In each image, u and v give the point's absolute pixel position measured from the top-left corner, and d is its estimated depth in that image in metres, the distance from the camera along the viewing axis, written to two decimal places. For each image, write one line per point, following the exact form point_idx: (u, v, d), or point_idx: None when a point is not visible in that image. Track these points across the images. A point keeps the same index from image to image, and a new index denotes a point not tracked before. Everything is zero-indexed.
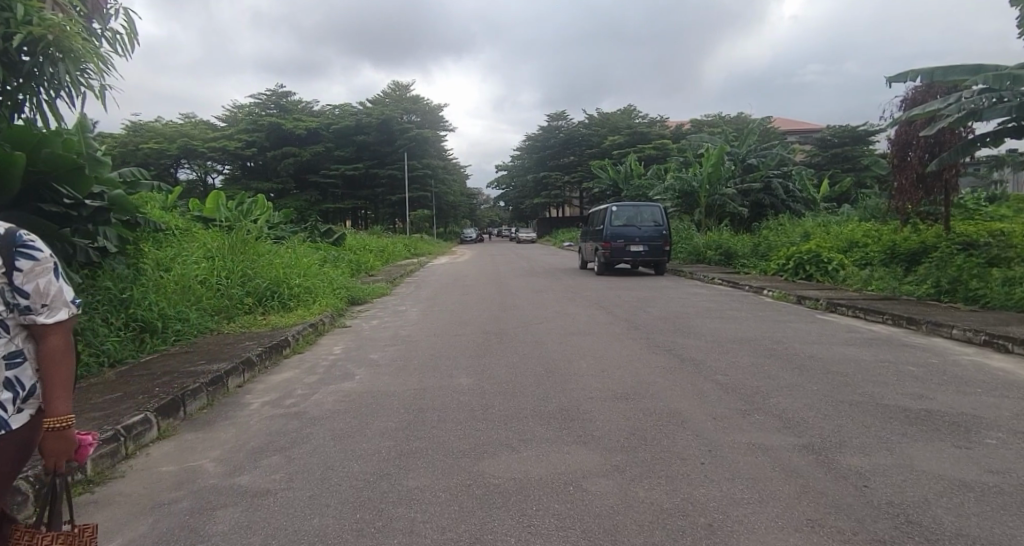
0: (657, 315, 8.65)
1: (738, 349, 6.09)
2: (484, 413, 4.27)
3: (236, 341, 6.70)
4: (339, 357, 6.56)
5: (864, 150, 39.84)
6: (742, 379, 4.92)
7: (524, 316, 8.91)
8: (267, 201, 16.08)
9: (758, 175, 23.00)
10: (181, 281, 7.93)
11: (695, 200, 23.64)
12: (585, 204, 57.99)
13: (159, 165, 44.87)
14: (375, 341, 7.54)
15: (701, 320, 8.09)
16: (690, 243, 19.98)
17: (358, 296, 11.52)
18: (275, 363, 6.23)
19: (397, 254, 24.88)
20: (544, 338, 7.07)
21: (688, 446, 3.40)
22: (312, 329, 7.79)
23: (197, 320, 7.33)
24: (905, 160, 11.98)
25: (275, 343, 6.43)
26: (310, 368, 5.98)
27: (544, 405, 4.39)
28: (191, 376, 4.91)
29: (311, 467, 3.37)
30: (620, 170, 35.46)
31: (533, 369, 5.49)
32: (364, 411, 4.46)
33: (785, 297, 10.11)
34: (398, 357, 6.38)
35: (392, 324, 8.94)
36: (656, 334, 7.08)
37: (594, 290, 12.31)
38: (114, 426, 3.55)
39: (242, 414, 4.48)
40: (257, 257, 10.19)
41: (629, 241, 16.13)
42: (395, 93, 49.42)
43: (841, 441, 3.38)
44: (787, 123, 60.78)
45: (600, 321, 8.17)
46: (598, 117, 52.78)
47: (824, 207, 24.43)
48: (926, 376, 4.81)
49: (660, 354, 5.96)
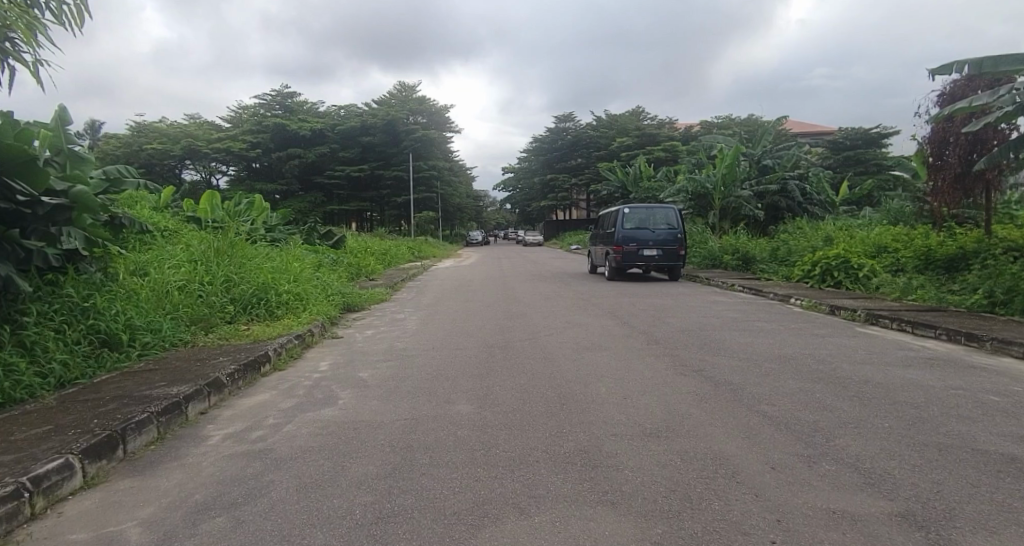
0: (677, 327, 7.87)
1: (779, 371, 5.30)
2: (487, 456, 3.49)
3: (211, 356, 5.97)
4: (324, 375, 5.82)
5: (877, 153, 39.04)
6: (794, 410, 4.12)
7: (532, 327, 8.16)
8: (263, 201, 15.40)
9: (775, 177, 22.12)
10: (157, 288, 7.24)
11: (709, 202, 22.76)
12: (592, 206, 57.25)
13: (163, 166, 44.52)
14: (368, 355, 6.77)
15: (727, 334, 7.30)
16: (704, 247, 19.18)
17: (353, 303, 10.80)
18: (251, 383, 5.49)
19: (399, 256, 24.18)
20: (556, 354, 6.29)
21: (751, 515, 2.60)
22: (298, 342, 7.07)
23: (172, 332, 6.63)
24: (944, 158, 11.12)
25: (251, 359, 5.70)
26: (288, 390, 5.23)
27: (559, 445, 3.61)
28: (142, 402, 4.16)
29: (261, 536, 2.61)
30: (630, 171, 34.63)
31: (545, 396, 4.71)
32: (343, 450, 3.69)
33: (817, 307, 9.30)
34: (389, 377, 5.64)
35: (388, 335, 8.17)
36: (681, 351, 6.28)
37: (606, 298, 11.52)
38: (18, 477, 2.79)
39: (195, 451, 3.72)
40: (245, 261, 9.47)
41: (642, 244, 15.31)
42: (401, 93, 48.77)
43: (953, 510, 2.57)
44: (798, 126, 60.05)
45: (617, 334, 7.37)
46: (607, 118, 51.98)
47: (843, 211, 23.61)
48: (1017, 410, 4.01)
49: (690, 376, 5.17)
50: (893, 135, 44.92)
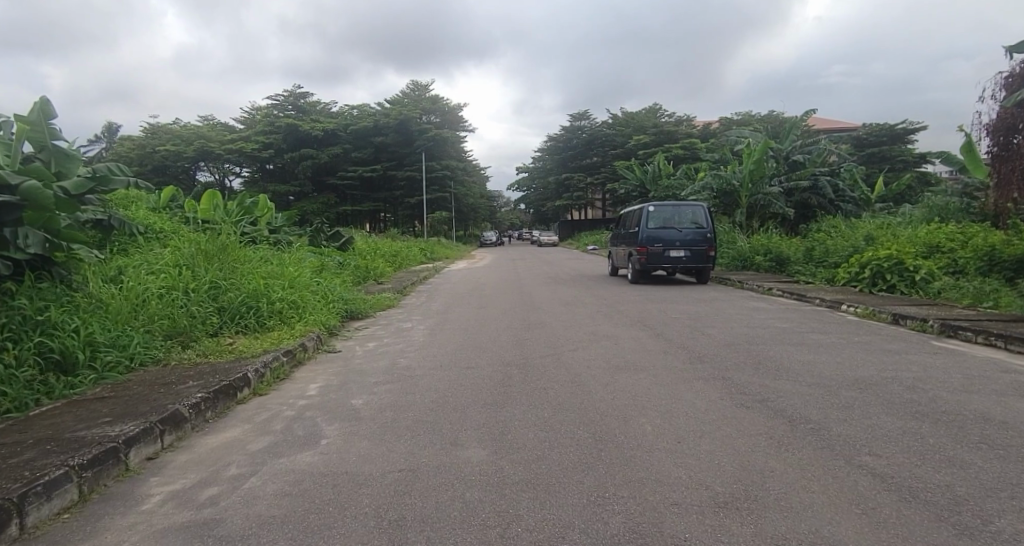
0: (721, 341, 6.86)
1: (867, 403, 4.27)
2: (505, 540, 2.51)
3: (180, 378, 5.07)
4: (311, 403, 4.91)
5: (904, 149, 37.62)
6: (916, 467, 3.08)
7: (553, 339, 7.20)
8: (267, 200, 14.64)
9: (806, 173, 20.94)
10: (130, 299, 6.40)
11: (735, 200, 21.63)
12: (608, 205, 56.27)
13: (177, 167, 44.34)
14: (366, 375, 5.86)
15: (781, 350, 6.28)
16: (733, 247, 18.08)
17: (356, 310, 9.93)
18: (222, 413, 4.60)
19: (411, 258, 23.43)
20: (584, 376, 5.32)
21: None
22: (287, 360, 6.17)
23: (141, 349, 5.76)
24: (1013, 149, 9.92)
25: (224, 385, 4.80)
26: (264, 425, 4.33)
27: (604, 522, 2.62)
28: (66, 450, 3.24)
29: None
30: (648, 170, 33.53)
31: (577, 439, 3.73)
32: (313, 524, 2.74)
33: (875, 316, 8.20)
34: (388, 406, 4.71)
35: (391, 349, 7.26)
36: (734, 373, 5.27)
37: (632, 303, 10.52)
38: None
39: (121, 521, 2.79)
40: (238, 266, 8.64)
41: (667, 245, 14.28)
42: (414, 93, 48.13)
43: None
44: (822, 122, 58.33)
45: (653, 350, 6.37)
46: (623, 116, 50.89)
47: (877, 208, 22.38)
48: None
49: (757, 410, 4.16)
50: (920, 128, 43.43)
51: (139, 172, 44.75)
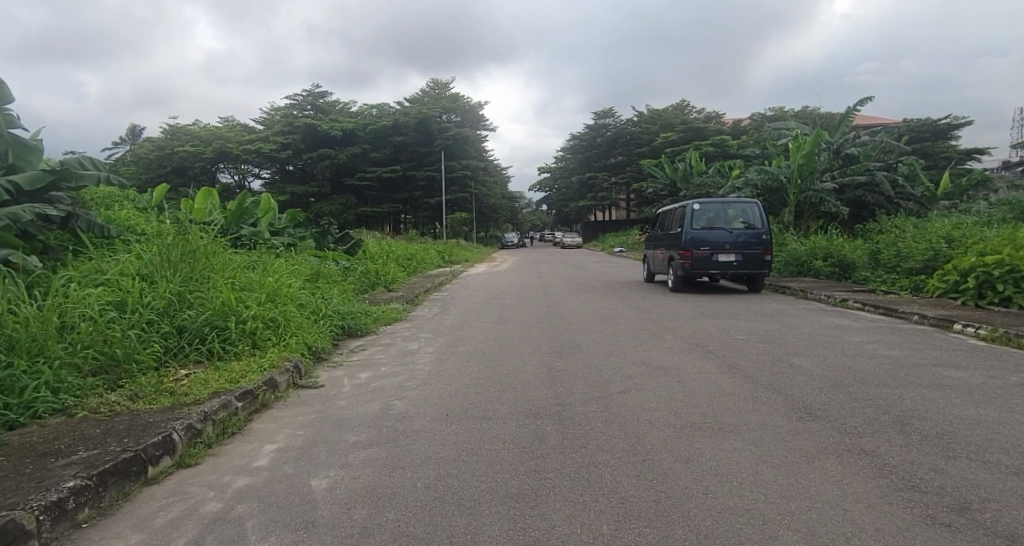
0: (822, 380, 5.12)
1: None
2: None
3: (73, 444, 3.55)
4: (250, 486, 3.32)
5: (950, 146, 35.14)
6: None
7: (593, 373, 5.55)
8: (270, 198, 13.31)
9: (862, 167, 18.79)
10: (47, 322, 4.95)
11: (783, 198, 19.66)
12: (633, 206, 54.26)
13: (196, 169, 43.72)
14: (342, 432, 4.26)
15: (917, 395, 4.50)
16: (784, 250, 16.17)
17: (353, 326, 8.46)
18: (110, 509, 3.02)
19: (427, 260, 22.04)
20: (650, 446, 3.64)
21: None
22: (244, 407, 4.65)
23: (44, 393, 4.28)
24: None
25: (123, 460, 3.26)
26: (157, 538, 2.71)
27: None
28: None
29: None
30: (679, 167, 31.64)
31: None
32: None
33: (1009, 340, 6.32)
34: (360, 499, 3.08)
35: (387, 383, 5.67)
36: (877, 443, 3.52)
37: (682, 319, 8.80)
38: None
39: None
40: (210, 274, 7.19)
41: (715, 248, 12.48)
42: (434, 91, 46.87)
43: None
44: (860, 118, 55.36)
45: (735, 395, 4.68)
46: (649, 113, 48.87)
47: (942, 206, 20.14)
48: None
49: (977, 535, 2.38)
50: (963, 124, 41.24)
51: (159, 174, 44.21)
